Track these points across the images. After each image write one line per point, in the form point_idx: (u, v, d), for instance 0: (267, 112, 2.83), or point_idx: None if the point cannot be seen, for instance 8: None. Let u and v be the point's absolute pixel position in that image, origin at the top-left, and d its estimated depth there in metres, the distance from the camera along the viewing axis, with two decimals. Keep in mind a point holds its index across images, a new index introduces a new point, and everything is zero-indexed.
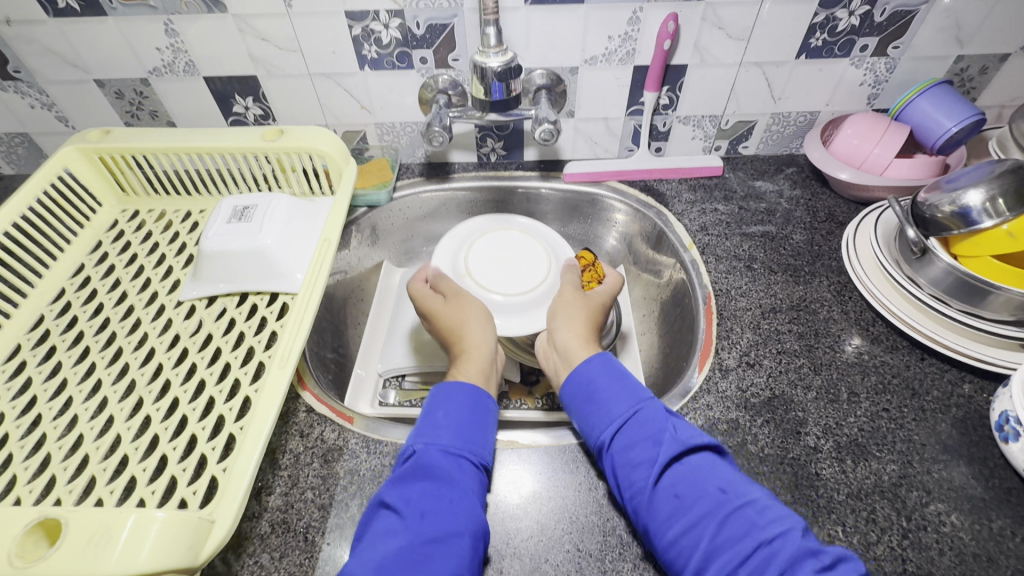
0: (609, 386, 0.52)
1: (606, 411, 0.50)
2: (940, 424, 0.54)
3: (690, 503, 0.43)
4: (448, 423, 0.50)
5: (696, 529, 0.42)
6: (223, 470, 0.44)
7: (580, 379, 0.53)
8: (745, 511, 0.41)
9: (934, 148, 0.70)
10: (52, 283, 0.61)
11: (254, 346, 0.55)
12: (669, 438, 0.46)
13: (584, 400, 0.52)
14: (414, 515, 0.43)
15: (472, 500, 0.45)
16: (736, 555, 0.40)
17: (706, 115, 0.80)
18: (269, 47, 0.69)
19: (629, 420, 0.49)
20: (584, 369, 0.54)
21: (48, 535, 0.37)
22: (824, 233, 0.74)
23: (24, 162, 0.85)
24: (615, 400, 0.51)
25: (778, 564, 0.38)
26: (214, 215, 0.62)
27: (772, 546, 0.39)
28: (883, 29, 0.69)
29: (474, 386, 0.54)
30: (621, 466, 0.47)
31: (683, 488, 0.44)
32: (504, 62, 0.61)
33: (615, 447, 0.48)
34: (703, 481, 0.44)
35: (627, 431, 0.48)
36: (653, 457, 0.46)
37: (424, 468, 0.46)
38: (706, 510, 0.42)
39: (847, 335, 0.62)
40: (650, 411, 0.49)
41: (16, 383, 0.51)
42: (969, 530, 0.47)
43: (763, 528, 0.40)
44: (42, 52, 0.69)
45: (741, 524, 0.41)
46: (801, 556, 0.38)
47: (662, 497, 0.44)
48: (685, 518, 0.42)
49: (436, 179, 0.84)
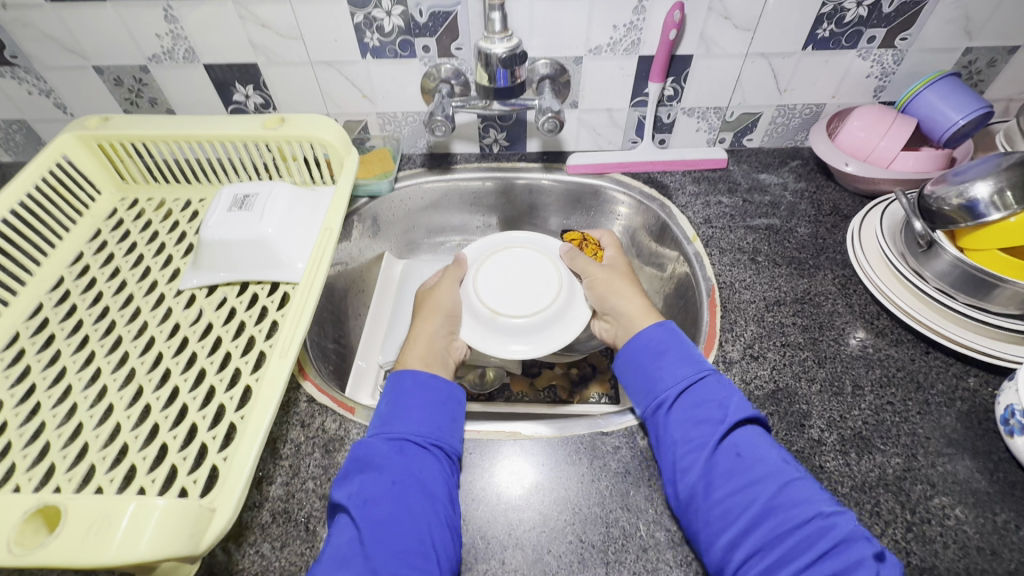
0: (676, 353, 0.54)
1: (670, 373, 0.52)
2: (945, 418, 0.54)
3: (751, 463, 0.45)
4: (392, 411, 0.50)
5: (753, 489, 0.44)
6: (224, 459, 0.44)
7: (646, 342, 0.56)
8: (799, 484, 0.44)
9: (940, 140, 0.70)
10: (50, 271, 0.60)
11: (255, 335, 0.54)
12: (736, 403, 0.49)
13: (648, 361, 0.54)
14: (358, 506, 0.43)
15: (421, 484, 0.45)
16: (789, 518, 0.42)
17: (711, 107, 0.79)
18: (269, 34, 0.68)
19: (694, 384, 0.51)
20: (651, 333, 0.56)
21: (47, 523, 0.37)
22: (829, 227, 0.74)
23: (22, 149, 0.84)
24: (678, 364, 0.53)
25: (831, 536, 0.40)
26: (214, 203, 0.62)
27: (829, 519, 0.41)
28: (891, 20, 0.68)
29: (415, 373, 0.54)
30: (682, 423, 0.49)
31: (746, 450, 0.46)
32: (509, 48, 0.60)
33: (678, 407, 0.50)
34: (764, 449, 0.46)
35: (693, 393, 0.50)
36: (719, 419, 0.48)
37: (364, 459, 0.46)
38: (766, 474, 0.44)
39: (851, 328, 0.62)
40: (713, 380, 0.51)
41: (14, 370, 0.51)
42: (973, 523, 0.47)
43: (822, 502, 0.42)
44: (39, 38, 0.68)
45: (798, 493, 0.43)
46: (856, 537, 0.40)
47: (723, 456, 0.46)
48: (745, 476, 0.44)
49: (437, 170, 0.84)
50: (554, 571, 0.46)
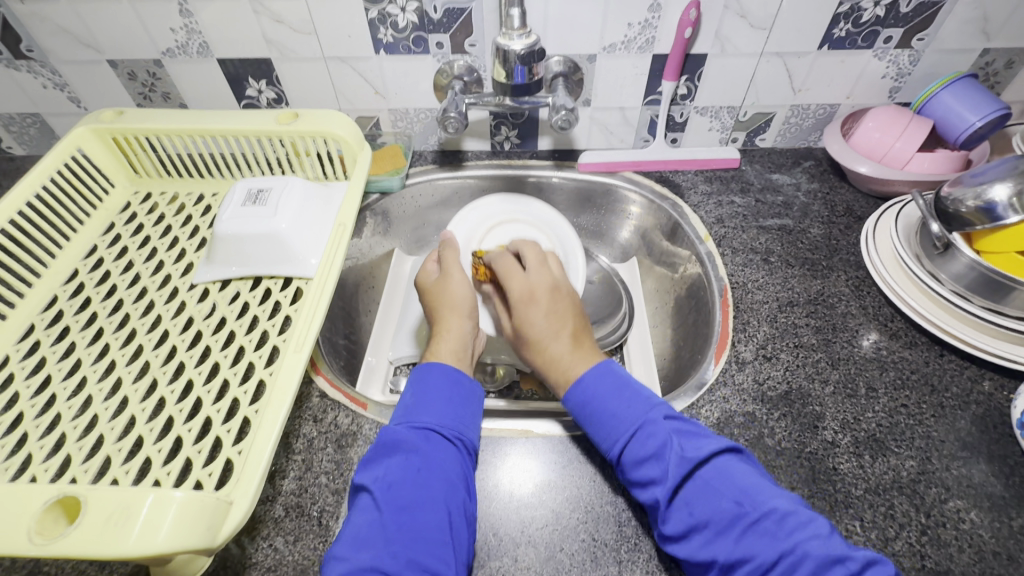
0: (610, 401, 0.50)
1: (608, 431, 0.49)
2: (960, 421, 0.54)
3: (704, 517, 0.42)
4: (420, 402, 0.50)
5: (712, 546, 0.41)
6: (238, 453, 0.44)
7: (581, 397, 0.51)
8: (760, 526, 0.40)
9: (956, 142, 0.69)
10: (65, 264, 0.60)
11: (268, 329, 0.54)
12: (673, 454, 0.45)
13: (585, 417, 0.50)
14: (382, 488, 0.43)
15: (444, 473, 0.45)
16: (756, 565, 0.39)
17: (725, 106, 0.79)
18: (284, 29, 0.68)
19: (631, 440, 0.47)
20: (584, 383, 0.52)
21: (66, 513, 0.37)
22: (843, 228, 0.74)
23: (36, 143, 0.84)
24: (615, 416, 0.49)
25: (802, 574, 0.37)
26: (228, 197, 0.62)
27: (794, 556, 0.38)
28: (908, 20, 0.68)
29: (442, 367, 0.53)
30: (633, 486, 0.46)
31: (696, 505, 0.43)
32: (527, 45, 0.60)
33: (624, 468, 0.47)
34: (714, 497, 0.43)
35: (634, 447, 0.47)
36: (661, 479, 0.45)
37: (391, 443, 0.46)
38: (722, 526, 0.41)
39: (864, 330, 0.62)
40: (652, 427, 0.47)
41: (30, 362, 0.51)
42: (988, 527, 0.47)
43: (783, 539, 0.39)
44: (55, 31, 0.68)
45: (757, 540, 0.40)
46: (826, 565, 0.37)
47: (676, 515, 0.43)
48: (700, 534, 0.42)
49: (449, 167, 0.83)
50: (566, 570, 0.45)
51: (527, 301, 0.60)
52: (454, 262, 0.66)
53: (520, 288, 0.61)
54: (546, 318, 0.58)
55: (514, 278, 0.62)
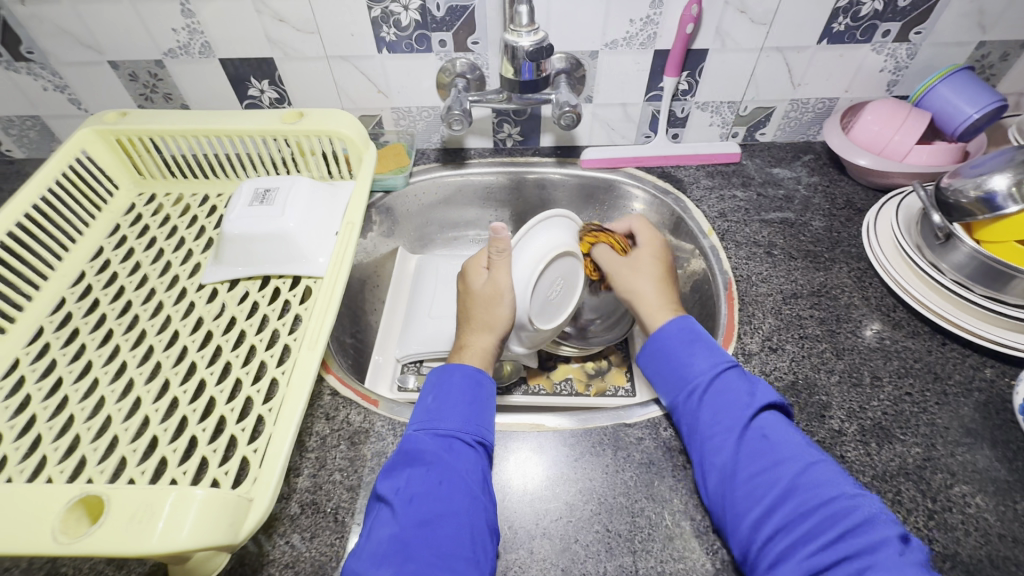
0: (704, 343, 0.54)
1: (701, 358, 0.52)
2: (963, 408, 0.55)
3: (778, 446, 0.45)
4: (440, 407, 0.50)
5: (779, 472, 0.44)
6: (254, 451, 0.44)
7: (669, 332, 0.55)
8: (822, 466, 0.44)
9: (954, 134, 0.70)
10: (72, 267, 0.60)
11: (278, 329, 0.54)
12: (762, 389, 0.50)
13: (675, 348, 0.54)
14: (403, 501, 0.44)
15: (465, 482, 0.45)
16: (811, 500, 0.42)
17: (725, 101, 0.80)
18: (286, 28, 0.68)
19: (724, 370, 0.51)
20: (676, 323, 0.56)
21: (89, 513, 0.37)
22: (843, 220, 0.74)
23: (35, 146, 0.84)
24: (709, 352, 0.53)
25: (859, 513, 0.40)
26: (235, 197, 0.62)
27: (853, 500, 0.41)
28: (906, 14, 0.68)
29: (463, 368, 0.53)
30: (711, 406, 0.49)
31: (772, 433, 0.46)
32: (535, 41, 0.60)
33: (706, 392, 0.50)
34: (790, 433, 0.47)
35: (722, 378, 0.50)
36: (746, 403, 0.48)
37: (414, 454, 0.47)
38: (793, 455, 0.45)
39: (867, 320, 0.63)
40: (742, 369, 0.52)
41: (40, 365, 0.51)
42: (994, 511, 0.48)
43: (845, 483, 0.43)
44: (55, 32, 0.68)
45: (823, 474, 0.43)
46: (882, 518, 0.40)
47: (750, 437, 0.47)
48: (771, 458, 0.45)
49: (452, 165, 0.84)
50: (582, 561, 0.46)
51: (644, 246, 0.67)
52: (504, 270, 0.60)
53: (646, 237, 0.68)
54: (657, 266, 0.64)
55: (645, 232, 0.69)
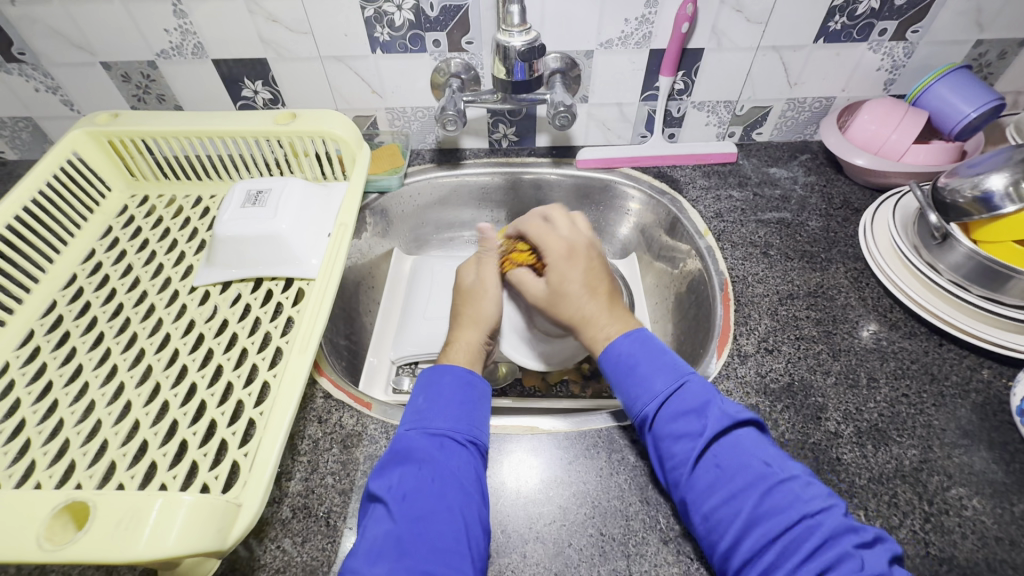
0: (650, 361, 0.51)
1: (648, 386, 0.50)
2: (960, 409, 0.54)
3: (733, 473, 0.43)
4: (432, 406, 0.50)
5: (736, 501, 0.42)
6: (244, 455, 0.44)
7: (615, 359, 0.53)
8: (788, 486, 0.42)
9: (952, 133, 0.70)
10: (63, 269, 0.60)
11: (270, 331, 0.54)
12: (716, 411, 0.46)
13: (623, 375, 0.52)
14: (396, 499, 0.43)
15: (459, 481, 0.45)
16: (774, 527, 0.40)
17: (721, 101, 0.79)
18: (279, 29, 0.68)
19: (671, 394, 0.48)
20: (621, 345, 0.53)
21: (75, 519, 0.36)
22: (840, 220, 0.74)
23: (28, 147, 0.83)
24: (655, 375, 0.50)
25: (818, 537, 0.39)
26: (227, 199, 0.61)
27: (815, 520, 0.40)
28: (903, 12, 0.68)
29: (453, 369, 0.53)
30: (665, 439, 0.47)
31: (726, 460, 0.44)
32: (527, 41, 0.60)
33: (657, 422, 0.48)
34: (746, 456, 0.44)
35: (671, 404, 0.48)
36: (698, 430, 0.46)
37: (405, 452, 0.46)
38: (750, 481, 0.43)
39: (864, 321, 0.62)
40: (693, 386, 0.49)
41: (30, 368, 0.51)
42: (991, 514, 0.47)
43: (806, 502, 0.41)
44: (46, 33, 0.68)
45: (783, 498, 0.41)
46: (840, 532, 0.39)
47: (704, 467, 0.45)
48: (726, 488, 0.43)
49: (447, 165, 0.83)
50: (575, 565, 0.46)
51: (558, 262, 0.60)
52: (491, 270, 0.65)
53: (553, 249, 0.61)
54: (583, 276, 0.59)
55: (547, 238, 0.62)
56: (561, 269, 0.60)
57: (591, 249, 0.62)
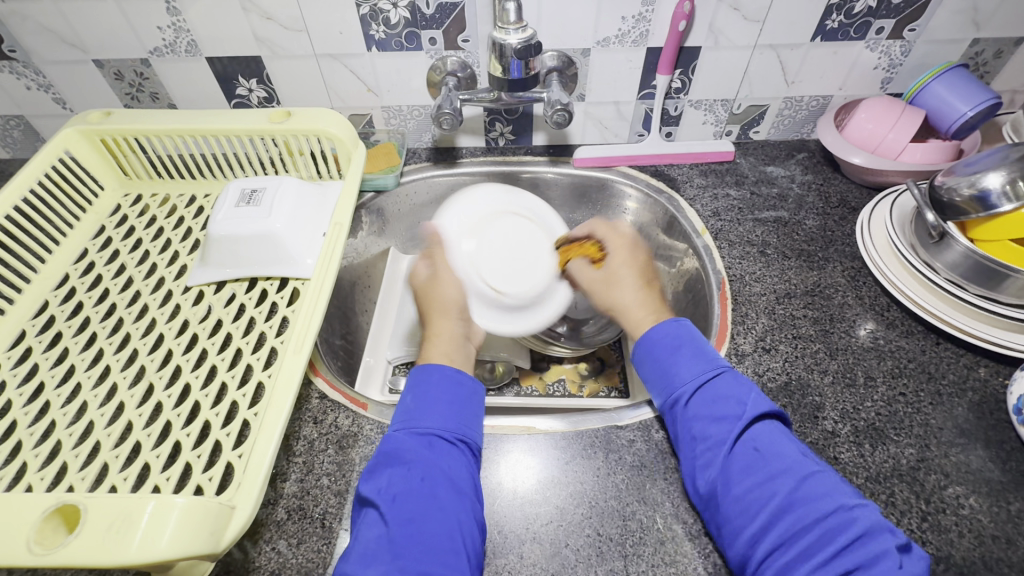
0: (691, 347, 0.53)
1: (687, 368, 0.51)
2: (957, 408, 0.54)
3: (770, 459, 0.44)
4: (420, 406, 0.50)
5: (771, 487, 0.43)
6: (239, 457, 0.43)
7: (656, 340, 0.54)
8: (821, 477, 0.43)
9: (948, 132, 0.69)
10: (55, 269, 0.59)
11: (265, 331, 0.53)
12: (754, 399, 0.48)
13: (663, 356, 0.53)
14: (387, 502, 0.43)
15: (450, 479, 0.45)
16: (808, 514, 0.41)
17: (718, 99, 0.79)
18: (273, 26, 0.67)
19: (711, 380, 0.50)
20: (663, 329, 0.54)
21: (66, 522, 0.36)
22: (837, 219, 0.74)
23: (19, 145, 0.83)
24: (696, 360, 0.51)
25: (853, 530, 0.39)
26: (221, 198, 0.61)
27: (850, 513, 0.40)
28: (900, 11, 0.68)
29: (440, 368, 0.52)
30: (702, 420, 0.48)
31: (764, 444, 0.45)
32: (523, 39, 0.59)
33: (697, 402, 0.49)
34: (782, 445, 0.45)
35: (710, 388, 0.49)
36: (738, 414, 0.47)
37: (394, 454, 0.46)
38: (787, 468, 0.44)
39: (861, 320, 0.62)
40: (731, 375, 0.50)
41: (22, 369, 0.50)
42: (987, 512, 0.47)
43: (844, 494, 0.42)
44: (37, 30, 0.67)
45: (818, 487, 0.42)
46: (879, 530, 0.39)
47: (741, 451, 0.45)
48: (763, 472, 0.44)
49: (443, 164, 0.83)
50: (573, 566, 0.45)
51: (619, 253, 0.64)
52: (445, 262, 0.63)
53: (612, 241, 0.65)
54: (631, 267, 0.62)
55: (609, 232, 0.66)
56: (612, 260, 0.63)
57: (639, 245, 0.65)
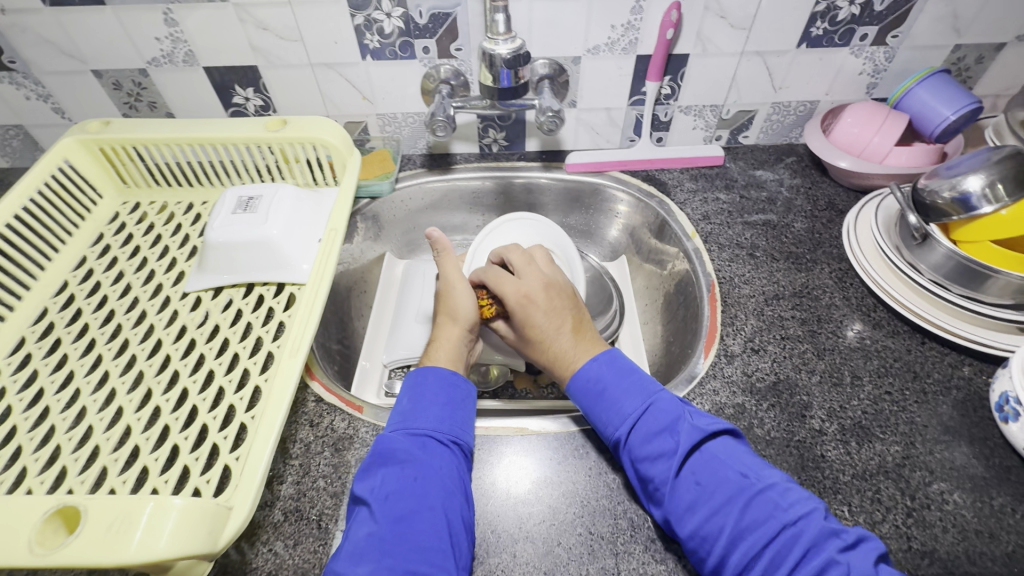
0: (618, 384, 0.51)
1: (619, 409, 0.50)
2: (942, 406, 0.55)
3: (712, 490, 0.44)
4: (414, 408, 0.51)
5: (719, 516, 0.43)
6: (236, 459, 0.44)
7: (583, 388, 0.52)
8: (766, 495, 0.42)
9: (932, 136, 0.71)
10: (54, 276, 0.60)
11: (262, 336, 0.54)
12: (686, 427, 0.47)
13: (594, 402, 0.51)
14: (379, 500, 0.44)
15: (440, 479, 0.46)
16: (758, 538, 0.41)
17: (707, 105, 0.80)
18: (269, 37, 0.69)
19: (642, 416, 0.49)
20: (589, 370, 0.53)
21: (66, 524, 0.37)
22: (825, 222, 0.75)
23: (19, 154, 0.84)
24: (625, 398, 0.50)
25: (801, 544, 0.39)
26: (218, 206, 0.62)
27: (796, 526, 0.40)
28: (883, 18, 0.70)
29: (436, 370, 0.54)
30: (641, 460, 0.47)
31: (704, 476, 0.45)
32: (513, 49, 0.61)
33: (633, 445, 0.48)
34: (721, 469, 0.45)
35: (643, 425, 0.48)
36: (672, 451, 0.46)
37: (387, 454, 0.46)
38: (729, 495, 0.43)
39: (849, 321, 0.63)
40: (662, 404, 0.49)
41: (22, 375, 0.51)
42: (971, 508, 0.48)
43: (786, 509, 0.41)
44: (38, 42, 0.68)
45: (764, 507, 0.42)
46: (825, 535, 0.39)
47: (684, 486, 0.45)
48: (707, 505, 0.43)
49: (438, 170, 0.84)
50: (565, 564, 0.46)
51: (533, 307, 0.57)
52: (453, 266, 0.63)
53: (511, 296, 0.58)
54: (545, 317, 0.57)
55: (507, 286, 0.59)
56: (521, 320, 0.58)
57: (546, 289, 0.59)
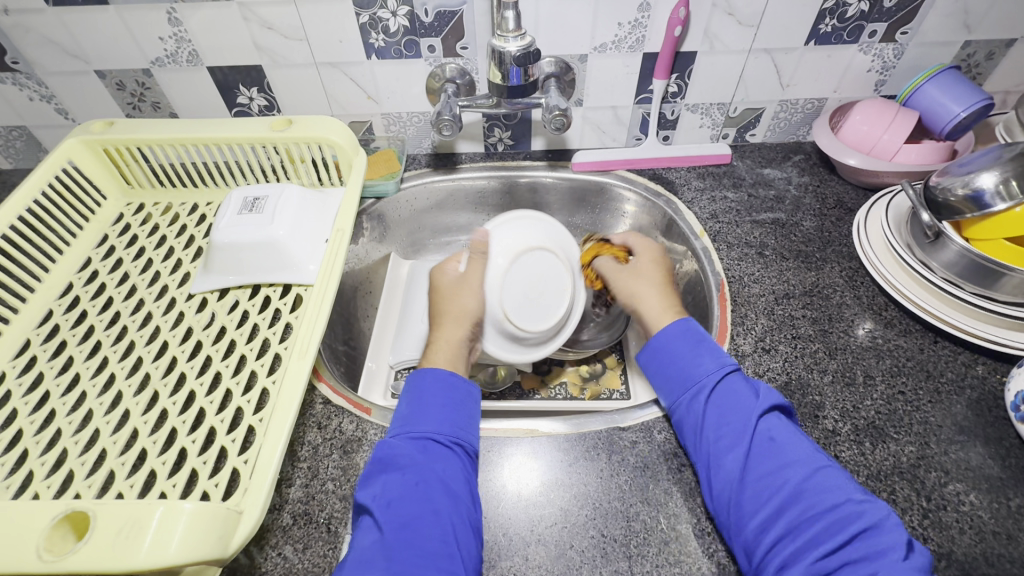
0: (710, 343, 0.55)
1: (710, 359, 0.53)
2: (956, 406, 0.55)
3: (786, 448, 0.47)
4: (414, 412, 0.50)
5: (789, 471, 0.45)
6: (245, 462, 0.44)
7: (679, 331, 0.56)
8: (831, 470, 0.45)
9: (942, 133, 0.70)
10: (59, 278, 0.59)
11: (269, 337, 0.54)
12: (771, 392, 0.50)
13: (689, 346, 0.54)
14: (381, 507, 0.44)
15: (444, 484, 0.45)
16: (820, 502, 0.43)
17: (714, 103, 0.80)
18: (274, 36, 0.68)
19: (730, 372, 0.52)
20: (686, 323, 0.57)
21: (74, 529, 0.37)
22: (834, 220, 0.75)
23: (22, 156, 0.83)
24: (715, 353, 0.53)
25: (865, 517, 0.41)
26: (223, 206, 0.61)
27: (860, 504, 0.42)
28: (892, 14, 0.69)
29: (435, 371, 0.53)
30: (724, 404, 0.50)
31: (779, 434, 0.48)
32: (522, 46, 0.60)
33: (720, 389, 0.51)
34: (797, 435, 0.48)
35: (732, 379, 0.51)
36: (756, 404, 0.49)
37: (388, 460, 0.46)
38: (801, 458, 0.46)
39: (860, 320, 0.63)
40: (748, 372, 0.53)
41: (27, 378, 0.50)
42: (987, 509, 0.48)
43: (853, 488, 0.44)
44: (41, 42, 0.68)
45: (831, 477, 0.45)
46: (887, 520, 0.42)
47: (760, 438, 0.47)
48: (779, 459, 0.46)
49: (443, 170, 0.84)
50: (577, 567, 0.46)
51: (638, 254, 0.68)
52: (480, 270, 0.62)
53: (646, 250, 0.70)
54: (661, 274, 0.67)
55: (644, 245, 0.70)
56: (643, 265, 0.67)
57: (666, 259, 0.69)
